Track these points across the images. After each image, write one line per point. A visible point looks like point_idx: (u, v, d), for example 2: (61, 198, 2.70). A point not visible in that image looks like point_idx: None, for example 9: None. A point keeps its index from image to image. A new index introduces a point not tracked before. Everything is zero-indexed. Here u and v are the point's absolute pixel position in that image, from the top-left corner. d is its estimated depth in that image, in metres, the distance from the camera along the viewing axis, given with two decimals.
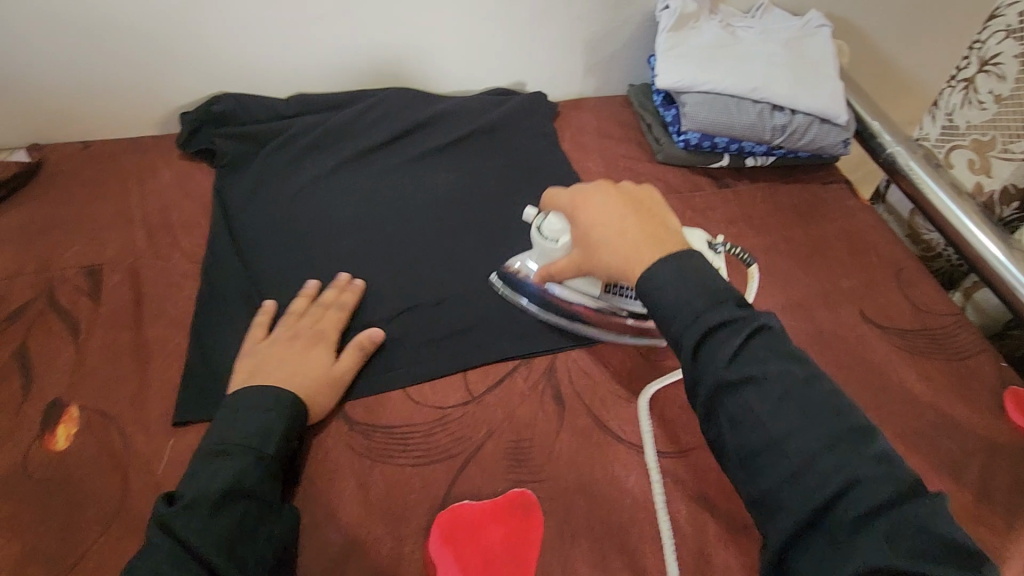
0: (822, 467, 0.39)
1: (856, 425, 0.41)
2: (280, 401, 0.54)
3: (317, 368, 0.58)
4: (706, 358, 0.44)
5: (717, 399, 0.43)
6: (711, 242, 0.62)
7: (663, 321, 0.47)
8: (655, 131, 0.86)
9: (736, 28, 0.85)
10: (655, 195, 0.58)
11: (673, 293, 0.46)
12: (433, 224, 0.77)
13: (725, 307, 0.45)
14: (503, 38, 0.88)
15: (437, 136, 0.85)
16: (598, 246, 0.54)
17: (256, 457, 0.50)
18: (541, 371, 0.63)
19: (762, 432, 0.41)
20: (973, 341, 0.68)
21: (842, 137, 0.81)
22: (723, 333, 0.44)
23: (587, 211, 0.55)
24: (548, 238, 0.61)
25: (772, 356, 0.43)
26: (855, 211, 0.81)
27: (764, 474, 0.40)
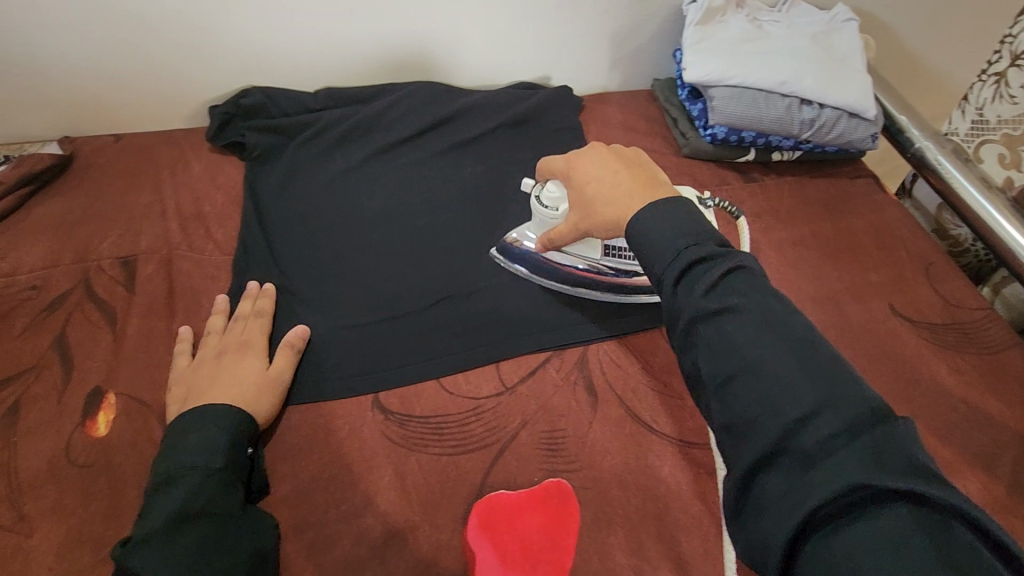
0: (793, 391, 0.38)
1: (828, 354, 0.40)
2: (215, 415, 0.52)
3: (251, 375, 0.57)
4: (685, 291, 0.44)
5: (694, 329, 0.43)
6: (700, 197, 0.69)
7: (647, 259, 0.48)
8: (681, 126, 0.87)
9: (763, 22, 0.85)
10: (644, 155, 0.59)
11: (654, 231, 0.47)
12: (462, 217, 0.77)
13: (705, 244, 0.45)
14: (529, 33, 0.88)
15: (464, 130, 0.86)
16: (592, 200, 0.56)
17: (203, 475, 0.49)
18: (573, 362, 0.64)
19: (735, 357, 0.40)
20: (1004, 335, 0.68)
21: (869, 131, 0.81)
22: (703, 268, 0.44)
23: (584, 169, 0.58)
24: (547, 207, 0.64)
25: (752, 290, 0.43)
26: (882, 205, 0.81)
27: (737, 398, 0.40)
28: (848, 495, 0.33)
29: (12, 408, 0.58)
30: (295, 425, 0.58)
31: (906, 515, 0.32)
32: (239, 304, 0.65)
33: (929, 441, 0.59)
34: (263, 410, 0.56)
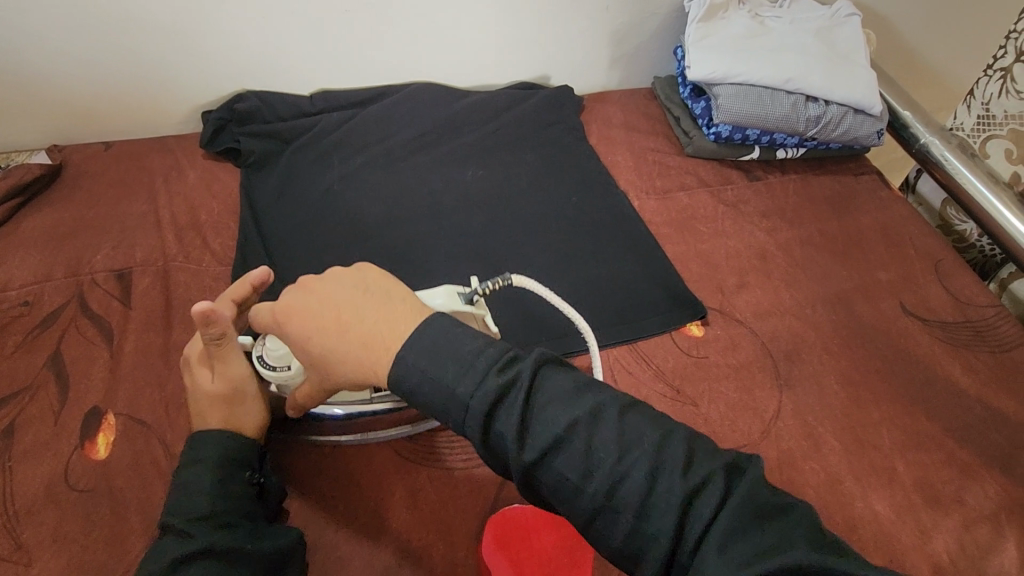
0: (653, 504, 0.38)
1: (658, 438, 0.40)
2: (197, 451, 0.48)
3: (195, 392, 0.51)
4: (497, 445, 0.41)
5: (533, 481, 0.40)
6: (463, 294, 0.55)
7: (439, 412, 0.42)
8: (683, 124, 0.85)
9: (765, 19, 0.84)
10: (370, 274, 0.49)
11: (434, 381, 0.42)
12: (464, 222, 0.75)
13: (493, 380, 0.41)
14: (528, 32, 0.86)
15: (463, 134, 0.84)
16: (321, 356, 0.46)
17: (189, 517, 0.44)
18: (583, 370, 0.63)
19: (587, 496, 0.39)
20: (1016, 332, 0.67)
21: (875, 128, 0.80)
22: (500, 410, 0.41)
23: (295, 324, 0.46)
24: (274, 367, 0.52)
25: (558, 411, 0.41)
26: (889, 202, 0.80)
27: (610, 534, 0.39)
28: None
29: (8, 431, 0.56)
30: (302, 440, 0.56)
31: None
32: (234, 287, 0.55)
33: (944, 444, 0.58)
34: (248, 418, 0.52)
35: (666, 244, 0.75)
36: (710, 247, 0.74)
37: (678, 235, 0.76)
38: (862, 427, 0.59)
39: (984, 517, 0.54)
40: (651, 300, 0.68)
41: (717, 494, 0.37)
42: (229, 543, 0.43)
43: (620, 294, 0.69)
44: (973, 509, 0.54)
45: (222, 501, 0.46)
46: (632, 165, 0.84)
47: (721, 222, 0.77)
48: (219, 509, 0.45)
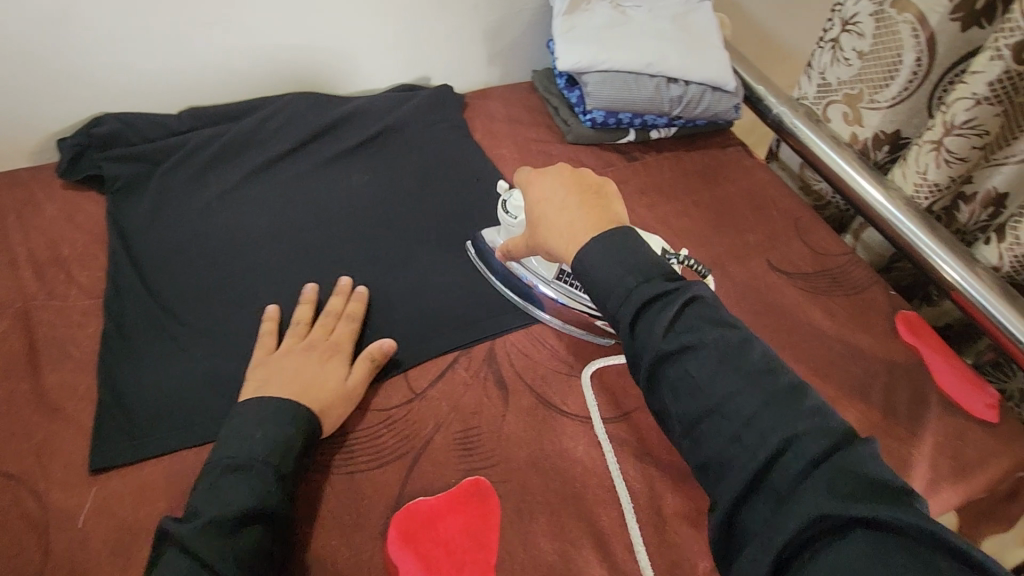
0: (760, 426, 0.41)
1: (787, 385, 0.43)
2: (295, 415, 0.52)
3: (329, 382, 0.57)
4: (643, 332, 0.47)
5: (658, 370, 0.46)
6: (665, 250, 0.62)
7: (599, 295, 0.50)
8: (562, 114, 0.89)
9: (626, 8, 0.89)
10: (611, 187, 0.60)
11: (601, 270, 0.50)
12: (352, 229, 0.75)
13: (656, 282, 0.48)
14: (401, 34, 0.87)
15: (346, 140, 0.83)
16: (538, 220, 0.59)
17: (276, 475, 0.49)
18: (480, 359, 0.64)
19: (699, 398, 0.43)
20: (866, 275, 0.74)
21: (732, 103, 0.86)
22: (656, 305, 0.47)
23: (540, 190, 0.60)
24: (510, 214, 0.67)
25: (704, 325, 0.46)
26: (753, 170, 0.87)
27: (710, 438, 0.42)
28: (813, 524, 0.35)
29: None
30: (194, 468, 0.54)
31: (873, 537, 0.34)
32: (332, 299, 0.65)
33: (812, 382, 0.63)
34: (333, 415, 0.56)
35: None
36: None
37: None
38: None
39: None
40: None
41: (827, 442, 0.39)
42: (282, 519, 0.48)
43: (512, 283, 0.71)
44: None
45: (290, 475, 0.50)
46: (517, 156, 0.87)
47: None
48: (285, 482, 0.49)
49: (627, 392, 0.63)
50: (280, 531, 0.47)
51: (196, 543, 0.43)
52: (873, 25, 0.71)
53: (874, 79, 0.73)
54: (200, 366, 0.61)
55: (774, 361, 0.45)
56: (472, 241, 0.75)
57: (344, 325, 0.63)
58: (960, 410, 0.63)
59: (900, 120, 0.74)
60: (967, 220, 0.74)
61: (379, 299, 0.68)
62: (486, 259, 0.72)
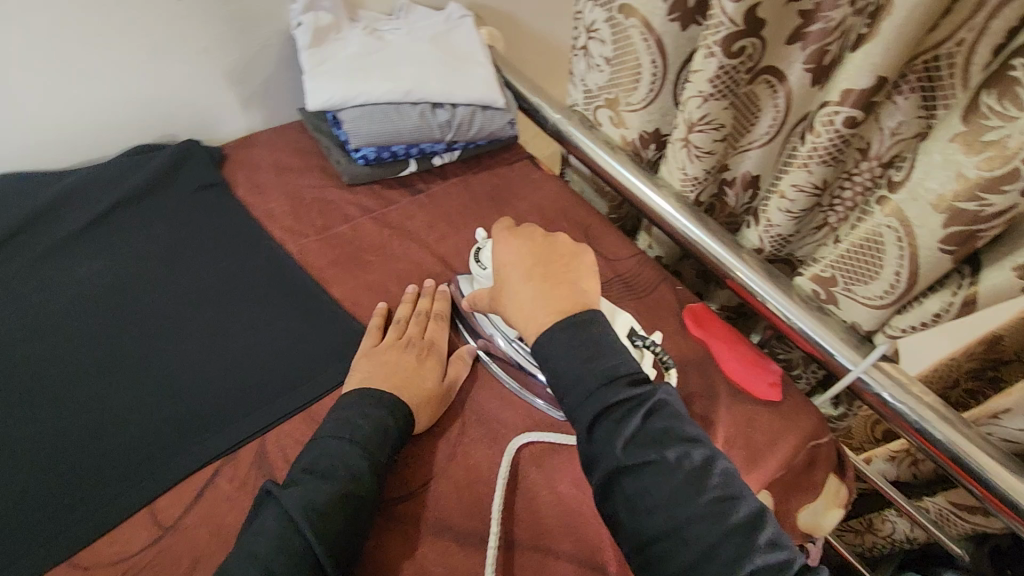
0: (718, 555, 0.44)
1: (750, 513, 0.46)
2: (393, 406, 0.55)
3: (429, 380, 0.59)
4: (603, 437, 0.49)
5: (615, 482, 0.48)
6: (632, 331, 0.61)
7: (561, 392, 0.52)
8: (334, 153, 0.81)
9: (383, 32, 0.84)
10: (585, 259, 0.60)
11: (566, 371, 0.52)
12: (82, 333, 0.63)
13: (621, 385, 0.50)
14: (121, 89, 0.75)
15: (66, 226, 0.70)
16: (503, 290, 0.59)
17: (370, 459, 0.51)
18: (248, 463, 0.55)
19: (659, 515, 0.46)
20: (656, 274, 0.75)
21: (506, 119, 0.84)
22: (616, 409, 0.50)
23: (510, 255, 0.60)
24: (484, 267, 0.65)
25: (665, 437, 0.48)
26: (542, 182, 0.85)
27: (665, 559, 0.45)
28: None
29: None
30: None
31: None
32: (420, 298, 0.68)
33: None
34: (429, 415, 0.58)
35: (333, 286, 0.70)
36: (380, 276, 0.71)
37: (345, 272, 0.71)
38: (538, 416, 0.61)
39: None
40: (318, 359, 0.63)
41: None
42: (371, 503, 0.50)
43: (284, 360, 0.63)
44: None
45: (384, 460, 0.53)
46: (289, 208, 0.78)
47: (389, 246, 0.74)
48: (378, 466, 0.52)
49: (421, 460, 0.57)
50: (372, 507, 0.50)
51: (292, 506, 0.47)
52: (610, 31, 0.71)
53: (625, 83, 0.74)
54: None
55: (738, 484, 0.48)
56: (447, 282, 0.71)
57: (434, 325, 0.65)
58: (747, 395, 0.64)
59: (655, 118, 0.76)
60: (734, 203, 0.77)
61: (116, 416, 0.57)
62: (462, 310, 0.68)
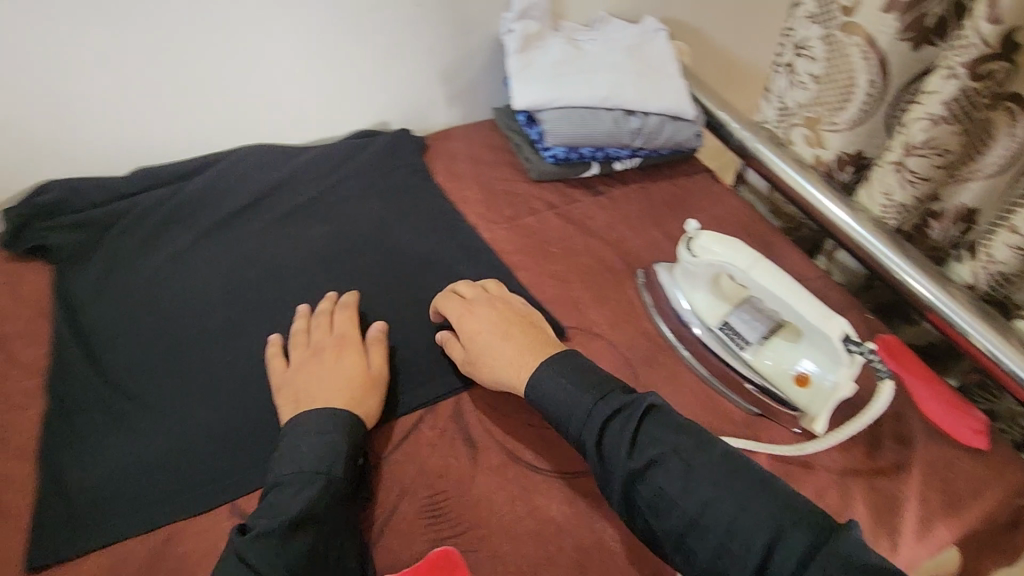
0: (742, 529, 0.46)
1: (759, 477, 0.49)
2: (337, 418, 0.55)
3: (353, 370, 0.60)
4: (610, 454, 0.51)
5: (631, 491, 0.50)
6: (849, 336, 0.56)
7: (562, 420, 0.55)
8: (524, 151, 0.87)
9: (581, 42, 0.89)
10: (539, 316, 0.65)
11: (557, 397, 0.55)
12: (309, 286, 0.72)
13: (612, 398, 0.54)
14: (353, 79, 0.85)
15: (301, 192, 0.81)
16: (482, 349, 0.61)
17: (325, 482, 0.51)
18: (447, 416, 0.61)
19: (680, 507, 0.48)
20: (843, 300, 0.72)
21: (694, 130, 0.85)
22: (613, 424, 0.52)
23: (472, 318, 0.63)
24: (692, 254, 0.63)
25: (659, 438, 0.51)
26: (722, 196, 0.86)
27: (697, 549, 0.47)
28: None
29: None
30: (155, 556, 0.52)
31: None
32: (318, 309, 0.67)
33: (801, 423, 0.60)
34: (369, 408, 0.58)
35: (519, 270, 0.75)
36: (561, 267, 0.75)
37: (532, 261, 0.76)
38: (718, 420, 0.61)
39: (834, 480, 0.57)
40: None
41: (807, 533, 0.45)
42: (331, 525, 0.50)
43: None
44: (822, 475, 0.57)
45: (347, 470, 0.53)
46: (481, 197, 0.85)
47: (570, 241, 0.79)
48: (343, 477, 0.52)
49: None
50: (344, 513, 0.51)
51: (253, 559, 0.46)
52: (825, 48, 0.71)
53: (832, 101, 0.73)
54: (80, 482, 0.55)
55: (739, 458, 0.51)
56: (640, 269, 0.75)
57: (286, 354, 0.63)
58: (945, 437, 0.61)
59: (861, 141, 0.74)
60: (940, 237, 0.72)
61: None
62: (655, 293, 0.71)
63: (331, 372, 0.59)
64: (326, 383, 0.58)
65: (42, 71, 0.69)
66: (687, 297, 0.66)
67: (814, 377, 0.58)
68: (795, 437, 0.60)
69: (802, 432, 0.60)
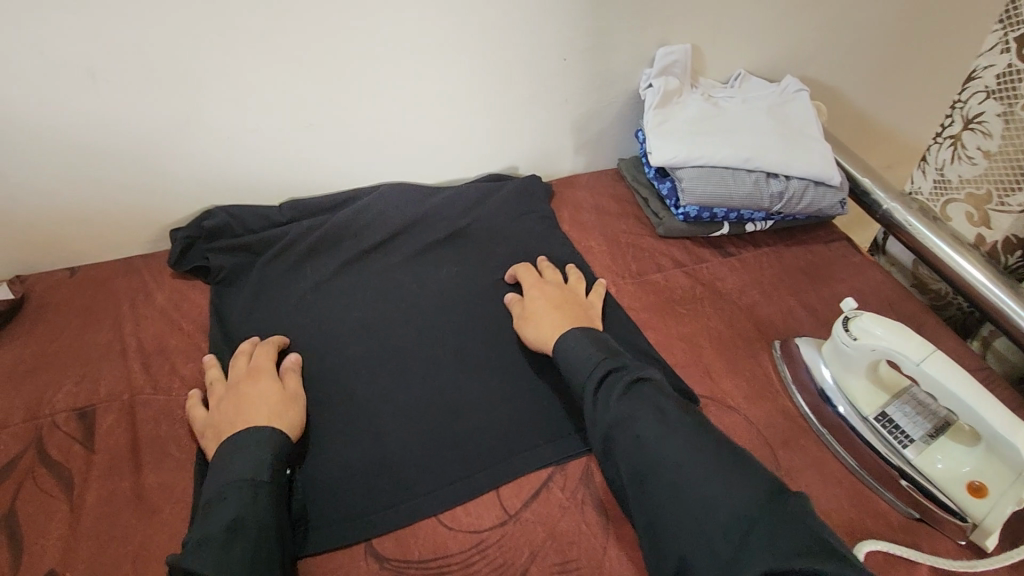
0: (692, 482, 0.50)
1: (718, 444, 0.53)
2: (262, 434, 0.56)
3: (272, 393, 0.61)
4: (601, 402, 0.57)
5: (613, 436, 0.55)
6: None
7: (569, 376, 0.61)
8: (652, 205, 0.87)
9: (718, 99, 0.88)
10: (594, 306, 0.72)
11: (573, 354, 0.61)
12: (441, 326, 0.73)
13: (616, 360, 0.60)
14: (493, 127, 0.88)
15: (435, 231, 0.83)
16: (533, 314, 0.69)
17: (254, 487, 0.52)
18: (578, 478, 0.60)
19: (646, 456, 0.53)
20: (1009, 398, 0.66)
21: (838, 198, 0.82)
22: (611, 380, 0.58)
23: (534, 288, 0.72)
24: (852, 337, 0.59)
25: (646, 396, 0.57)
26: (863, 268, 0.81)
27: (655, 493, 0.51)
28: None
29: None
30: None
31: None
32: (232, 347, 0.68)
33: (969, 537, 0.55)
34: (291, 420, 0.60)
35: (647, 330, 0.73)
36: (691, 329, 0.73)
37: (661, 320, 0.75)
38: (870, 520, 0.56)
39: None
40: None
41: (748, 497, 0.48)
42: (272, 519, 0.51)
43: None
44: None
45: (275, 479, 0.54)
46: (606, 249, 0.84)
47: (701, 302, 0.76)
48: (272, 485, 0.54)
49: None
50: (279, 517, 0.52)
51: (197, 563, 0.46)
52: (1003, 125, 0.69)
53: (1003, 179, 0.70)
54: None
55: (708, 428, 0.55)
56: (776, 341, 0.71)
57: (222, 388, 0.63)
58: None
59: None
60: None
61: (466, 402, 0.65)
62: (794, 365, 0.67)
63: (258, 398, 0.60)
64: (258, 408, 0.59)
65: (227, 112, 0.73)
66: (837, 378, 0.63)
67: (991, 490, 0.54)
68: (960, 551, 0.55)
69: (968, 546, 0.55)
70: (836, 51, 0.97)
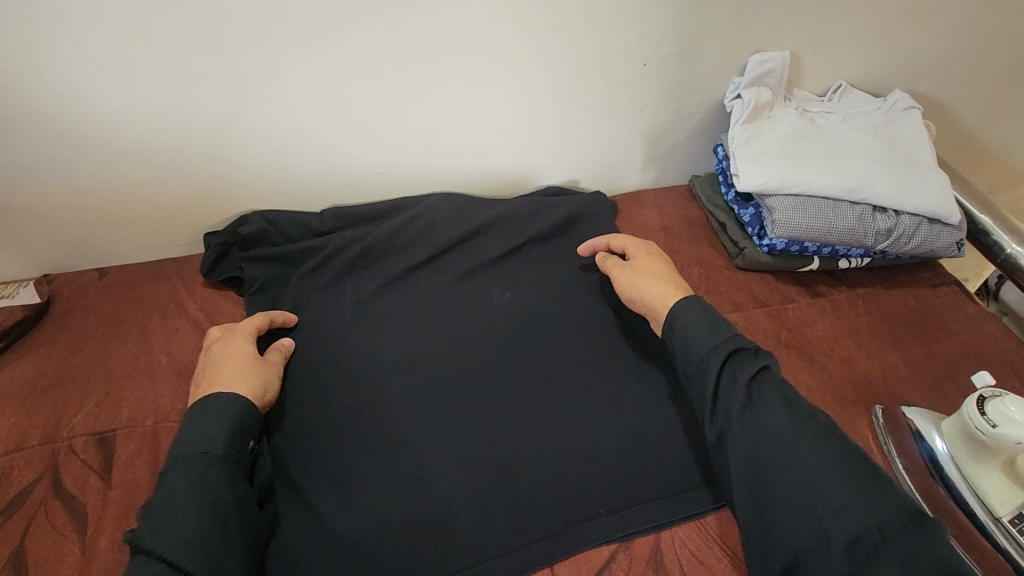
0: (826, 482, 0.45)
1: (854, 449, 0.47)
2: (218, 399, 0.53)
3: (238, 356, 0.59)
4: (726, 383, 0.52)
5: (736, 420, 0.50)
6: None
7: (685, 348, 0.55)
8: (731, 232, 0.77)
9: (814, 115, 0.78)
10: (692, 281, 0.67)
11: (694, 325, 0.55)
12: (491, 360, 0.66)
13: (743, 338, 0.54)
14: (557, 136, 0.79)
15: (487, 247, 0.76)
16: (643, 271, 0.65)
17: (203, 461, 0.49)
18: (645, 559, 0.52)
19: (767, 453, 0.48)
20: None
21: (954, 239, 0.71)
22: (738, 360, 0.53)
23: (637, 252, 0.68)
24: (993, 424, 0.51)
25: (776, 386, 0.52)
26: (978, 321, 0.71)
27: (775, 489, 0.46)
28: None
29: None
30: None
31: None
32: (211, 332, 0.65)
33: None
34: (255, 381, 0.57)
35: None
36: None
37: None
38: None
39: None
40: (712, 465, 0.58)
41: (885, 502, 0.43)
42: (226, 497, 0.48)
43: (677, 451, 0.59)
44: None
45: (234, 453, 0.51)
46: None
47: (787, 350, 0.67)
48: (229, 455, 0.51)
49: None
50: (237, 491, 0.50)
51: (146, 540, 0.44)
52: None
53: None
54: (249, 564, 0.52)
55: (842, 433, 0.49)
56: (878, 407, 0.62)
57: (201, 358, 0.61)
58: None
59: None
60: None
61: (518, 454, 0.58)
62: (900, 440, 0.58)
63: (228, 365, 0.57)
64: (230, 380, 0.56)
65: (271, 111, 0.67)
66: (962, 467, 0.54)
67: None
68: None
69: None
70: (952, 65, 0.85)
